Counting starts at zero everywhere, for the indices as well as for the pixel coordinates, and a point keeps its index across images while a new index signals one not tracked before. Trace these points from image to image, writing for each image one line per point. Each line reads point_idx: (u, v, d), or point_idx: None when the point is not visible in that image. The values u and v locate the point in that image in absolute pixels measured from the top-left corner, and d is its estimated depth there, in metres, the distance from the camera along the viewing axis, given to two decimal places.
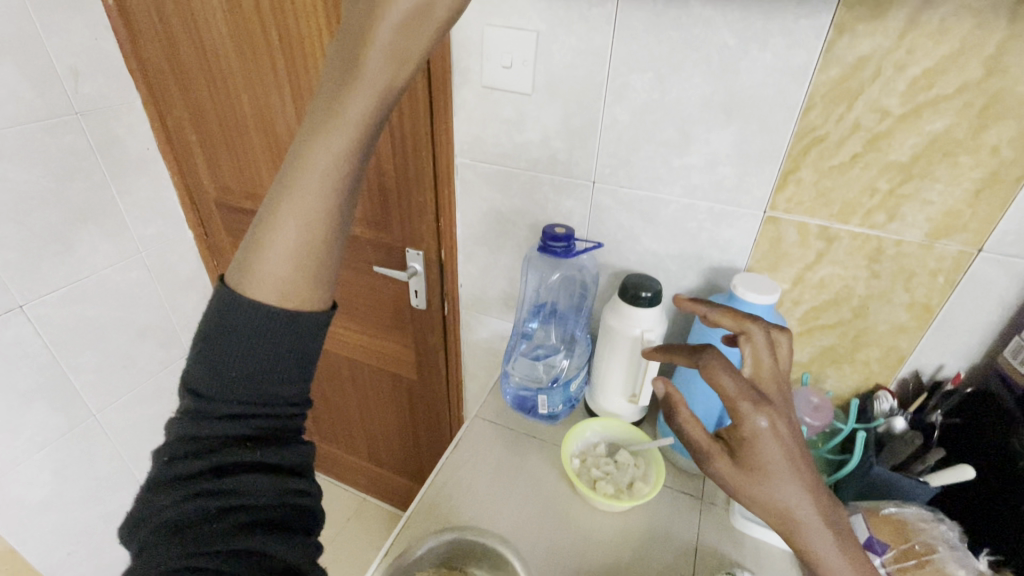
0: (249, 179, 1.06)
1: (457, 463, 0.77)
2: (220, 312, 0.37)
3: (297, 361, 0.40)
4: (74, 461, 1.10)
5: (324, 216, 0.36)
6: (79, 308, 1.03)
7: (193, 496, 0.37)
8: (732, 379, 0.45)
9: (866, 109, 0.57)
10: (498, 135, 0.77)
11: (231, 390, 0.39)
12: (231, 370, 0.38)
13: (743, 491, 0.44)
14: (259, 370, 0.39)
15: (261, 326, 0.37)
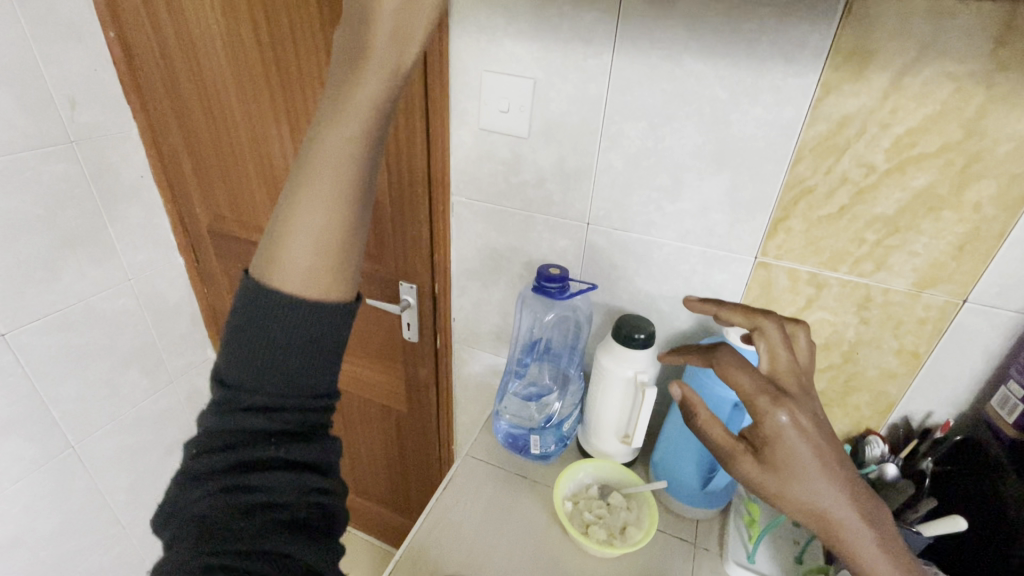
0: (243, 206, 1.06)
1: (447, 506, 0.75)
2: (249, 300, 0.40)
3: (319, 345, 0.42)
4: (49, 495, 1.06)
5: (345, 199, 0.39)
6: (63, 336, 1.01)
7: (226, 483, 0.42)
8: (747, 377, 0.45)
9: (853, 163, 0.59)
10: (495, 176, 0.78)
11: (258, 380, 0.41)
12: (255, 361, 0.41)
13: (775, 488, 0.43)
14: (284, 353, 0.41)
15: (287, 312, 0.40)
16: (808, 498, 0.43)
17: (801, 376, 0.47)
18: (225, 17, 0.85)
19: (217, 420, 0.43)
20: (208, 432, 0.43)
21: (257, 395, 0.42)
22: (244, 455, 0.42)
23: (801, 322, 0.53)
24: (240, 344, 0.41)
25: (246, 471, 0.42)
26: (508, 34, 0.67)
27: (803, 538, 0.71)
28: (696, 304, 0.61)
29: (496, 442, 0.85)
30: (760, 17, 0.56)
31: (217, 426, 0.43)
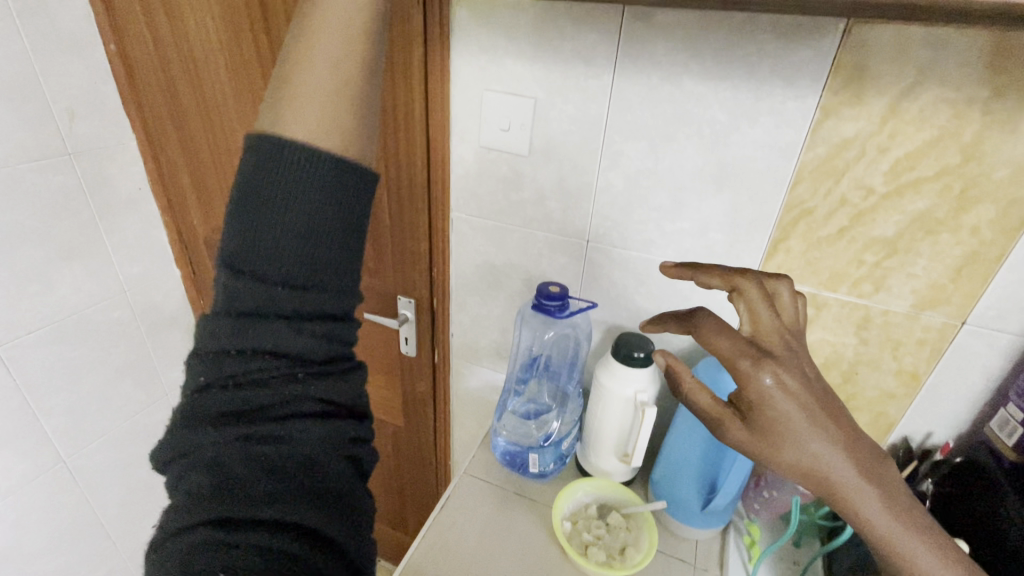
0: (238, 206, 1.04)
1: (445, 524, 0.74)
2: (255, 171, 0.39)
3: (336, 238, 0.41)
4: (38, 511, 1.04)
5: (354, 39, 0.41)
6: (56, 348, 1.00)
7: (241, 434, 0.40)
8: (728, 342, 0.44)
9: (852, 186, 0.59)
10: (495, 193, 0.78)
11: (274, 278, 0.40)
12: (253, 260, 0.40)
13: (764, 454, 0.43)
14: (292, 245, 0.40)
15: (301, 190, 0.39)
16: (802, 456, 0.42)
17: (785, 333, 0.44)
18: (227, 31, 0.85)
19: (226, 361, 0.41)
20: (214, 373, 0.42)
21: (264, 329, 0.41)
22: (258, 402, 0.41)
23: (783, 276, 0.49)
24: (237, 239, 0.40)
25: (262, 422, 0.41)
26: (509, 54, 0.68)
27: (804, 559, 0.70)
28: (671, 270, 0.54)
29: (494, 460, 0.85)
30: (759, 41, 0.56)
31: (226, 366, 0.41)
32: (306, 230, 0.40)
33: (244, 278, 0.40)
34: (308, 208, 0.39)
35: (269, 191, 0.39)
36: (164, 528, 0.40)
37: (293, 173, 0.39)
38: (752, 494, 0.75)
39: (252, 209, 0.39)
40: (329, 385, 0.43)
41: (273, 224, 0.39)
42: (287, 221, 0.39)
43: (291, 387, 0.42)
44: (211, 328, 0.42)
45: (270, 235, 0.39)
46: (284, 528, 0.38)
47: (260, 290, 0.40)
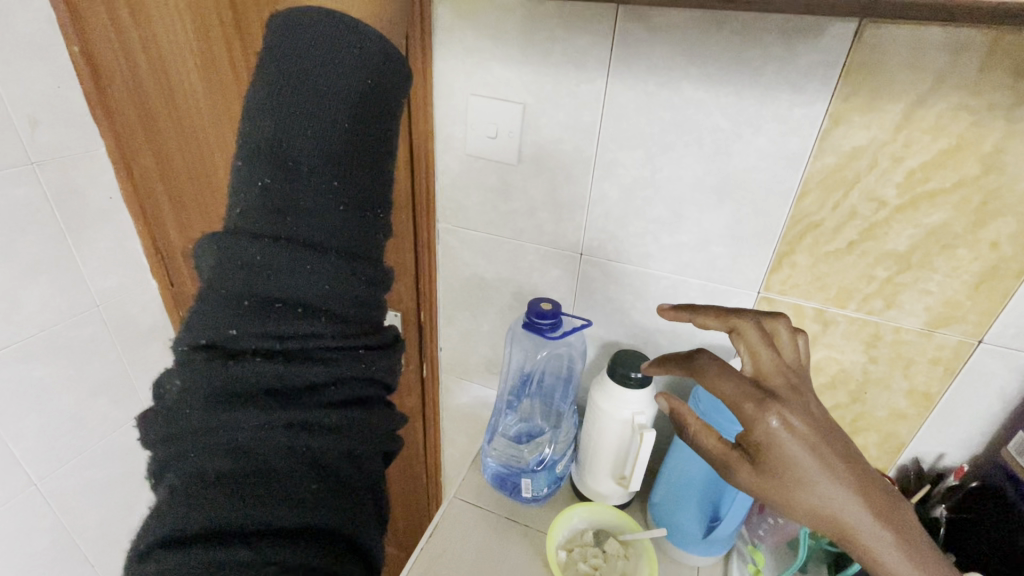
0: (210, 203, 0.99)
1: (436, 553, 0.71)
2: (293, 80, 0.37)
3: (361, 187, 0.39)
4: (9, 538, 0.99)
5: None
6: (24, 368, 0.95)
7: (286, 419, 0.38)
8: (727, 385, 0.42)
9: (863, 198, 0.56)
10: (483, 204, 0.74)
11: (301, 227, 0.38)
12: (291, 202, 0.37)
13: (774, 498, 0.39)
14: (320, 174, 0.37)
15: (326, 115, 0.37)
16: (817, 505, 0.38)
17: (788, 373, 0.42)
18: (197, 30, 0.80)
19: (269, 321, 0.38)
20: (254, 332, 0.38)
21: (313, 279, 0.38)
22: (305, 380, 0.39)
23: (781, 315, 0.47)
24: (269, 129, 0.37)
25: (309, 409, 0.39)
26: (496, 57, 0.63)
27: None
28: (670, 313, 0.52)
29: (485, 483, 0.81)
30: (765, 44, 0.52)
31: (266, 326, 0.38)
32: (354, 142, 0.38)
33: (289, 203, 0.37)
34: (361, 110, 0.38)
35: (321, 97, 0.37)
36: (173, 510, 0.36)
37: (344, 51, 0.37)
38: (756, 519, 0.72)
39: (298, 116, 0.37)
40: (378, 370, 0.43)
41: (317, 132, 0.37)
42: (331, 124, 0.37)
43: (346, 369, 0.41)
44: (242, 267, 0.37)
45: (320, 147, 0.37)
46: (324, 529, 0.38)
47: (303, 213, 0.37)
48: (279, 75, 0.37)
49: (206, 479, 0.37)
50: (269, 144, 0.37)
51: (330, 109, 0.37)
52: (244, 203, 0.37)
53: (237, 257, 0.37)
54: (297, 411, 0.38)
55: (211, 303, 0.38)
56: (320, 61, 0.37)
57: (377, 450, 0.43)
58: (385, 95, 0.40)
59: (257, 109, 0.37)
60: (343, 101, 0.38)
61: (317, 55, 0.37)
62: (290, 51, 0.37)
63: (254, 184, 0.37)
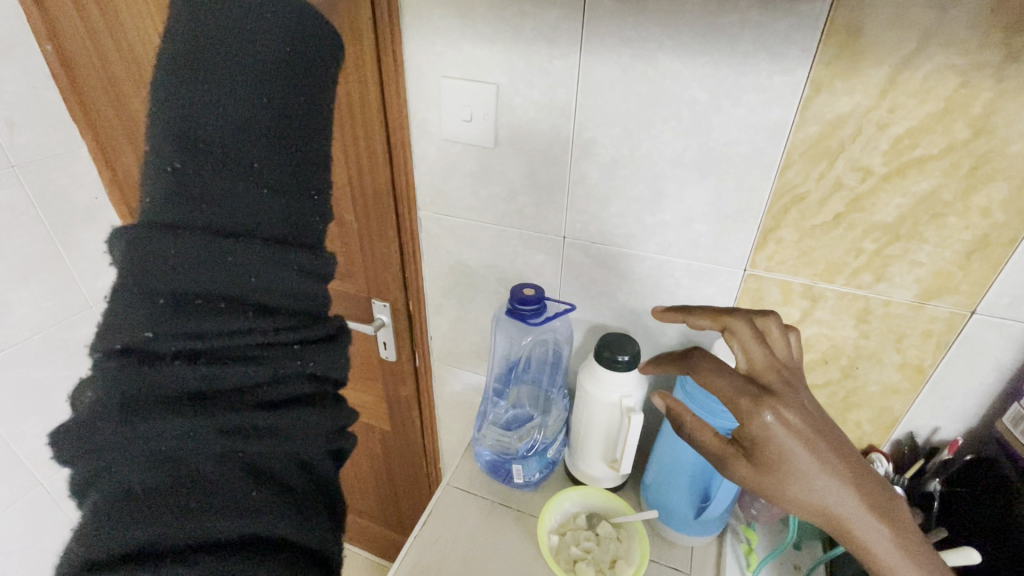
0: None
1: (430, 541, 0.71)
2: (197, 48, 0.33)
3: (281, 168, 0.39)
4: (18, 535, 1.01)
5: None
6: (20, 370, 0.95)
7: (218, 425, 0.36)
8: (722, 381, 0.42)
9: (848, 167, 0.53)
10: (462, 189, 0.72)
11: (213, 210, 0.35)
12: (207, 187, 0.35)
13: (770, 494, 0.38)
14: (236, 156, 0.36)
15: (238, 84, 0.35)
16: (815, 501, 0.37)
17: (780, 367, 0.42)
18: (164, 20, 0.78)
19: (191, 321, 0.36)
20: (176, 333, 0.35)
21: (239, 273, 0.37)
22: (239, 382, 0.38)
23: (772, 313, 0.46)
24: (175, 102, 0.33)
25: (244, 414, 0.38)
26: (465, 36, 0.61)
27: (806, 564, 0.67)
28: (664, 315, 0.55)
29: (479, 470, 0.81)
30: (741, 10, 0.50)
31: (189, 328, 0.36)
32: (275, 121, 0.37)
33: (205, 190, 0.35)
34: (292, 88, 0.37)
35: (235, 64, 0.34)
36: (96, 531, 0.34)
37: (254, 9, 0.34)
38: (748, 499, 0.71)
39: (211, 93, 0.34)
40: (318, 366, 0.44)
41: (235, 112, 0.35)
42: (255, 102, 0.36)
43: (281, 367, 0.40)
44: (155, 262, 0.35)
45: (239, 126, 0.36)
46: (271, 534, 0.38)
47: (221, 199, 0.36)
48: (188, 43, 0.33)
49: (133, 492, 0.35)
50: (180, 124, 0.34)
51: (245, 79, 0.35)
52: (149, 187, 0.34)
53: (150, 252, 0.34)
54: (232, 414, 0.37)
55: (121, 303, 0.35)
56: (236, 34, 0.34)
57: (321, 447, 0.44)
58: (309, 71, 0.38)
59: (162, 81, 0.33)
60: (267, 78, 0.36)
61: (236, 25, 0.34)
62: (197, 11, 0.33)
63: (164, 166, 0.34)
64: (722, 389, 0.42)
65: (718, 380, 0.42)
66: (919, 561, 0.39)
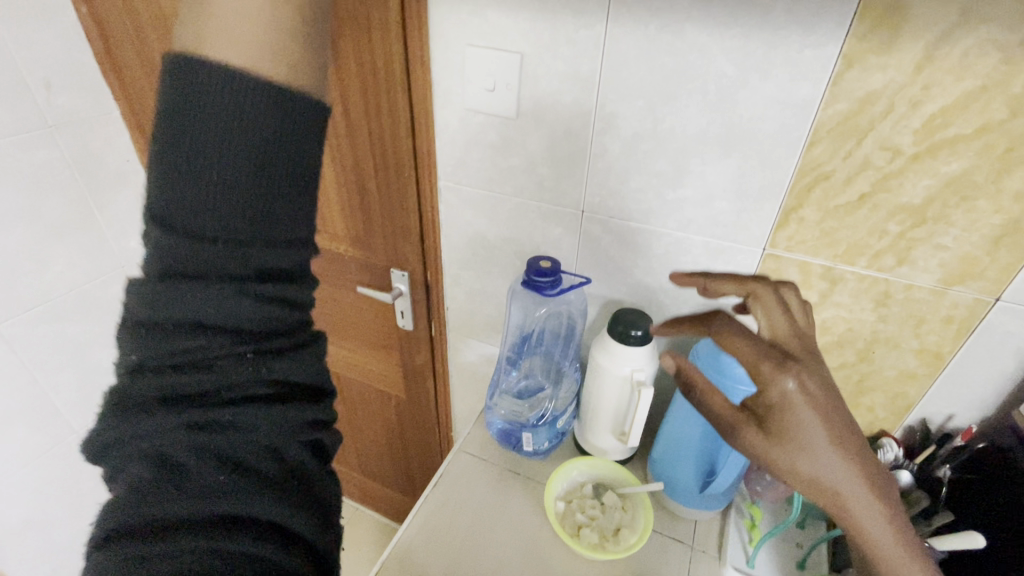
0: None
1: (441, 503, 0.73)
2: (174, 118, 0.32)
3: (268, 217, 0.35)
4: (58, 478, 1.08)
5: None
6: (58, 324, 1.00)
7: (181, 422, 0.36)
8: (745, 344, 0.41)
9: (876, 146, 0.52)
10: (483, 160, 0.72)
11: (192, 254, 0.34)
12: (185, 228, 0.34)
13: (778, 463, 0.39)
14: (219, 208, 0.34)
15: (222, 155, 0.33)
16: (820, 476, 0.38)
17: (800, 336, 0.42)
18: None
19: (171, 338, 0.36)
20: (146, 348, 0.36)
21: (209, 300, 0.35)
22: (201, 383, 0.37)
23: (792, 285, 0.48)
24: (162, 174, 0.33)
25: (205, 411, 0.37)
26: (491, 4, 0.61)
27: (808, 542, 0.69)
28: (683, 279, 0.55)
29: (490, 437, 0.83)
30: None
31: (159, 344, 0.36)
32: (262, 183, 0.34)
33: (195, 255, 0.34)
34: (272, 135, 0.34)
35: (217, 144, 0.32)
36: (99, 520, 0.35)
37: (241, 105, 0.32)
38: (754, 477, 0.73)
39: (193, 171, 0.33)
40: (287, 368, 0.40)
41: (222, 177, 0.33)
42: (237, 148, 0.33)
43: (240, 368, 0.38)
44: (144, 300, 0.35)
45: (220, 192, 0.33)
46: (238, 518, 0.36)
47: (207, 255, 0.34)
48: (175, 116, 0.32)
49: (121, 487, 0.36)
50: (168, 190, 0.33)
51: (225, 150, 0.33)
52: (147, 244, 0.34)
53: (141, 295, 0.35)
54: (214, 404, 0.37)
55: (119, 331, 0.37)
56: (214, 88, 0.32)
57: (302, 439, 0.41)
58: (287, 119, 0.34)
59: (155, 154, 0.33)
60: (237, 124, 0.32)
61: (208, 81, 0.32)
62: (183, 97, 0.32)
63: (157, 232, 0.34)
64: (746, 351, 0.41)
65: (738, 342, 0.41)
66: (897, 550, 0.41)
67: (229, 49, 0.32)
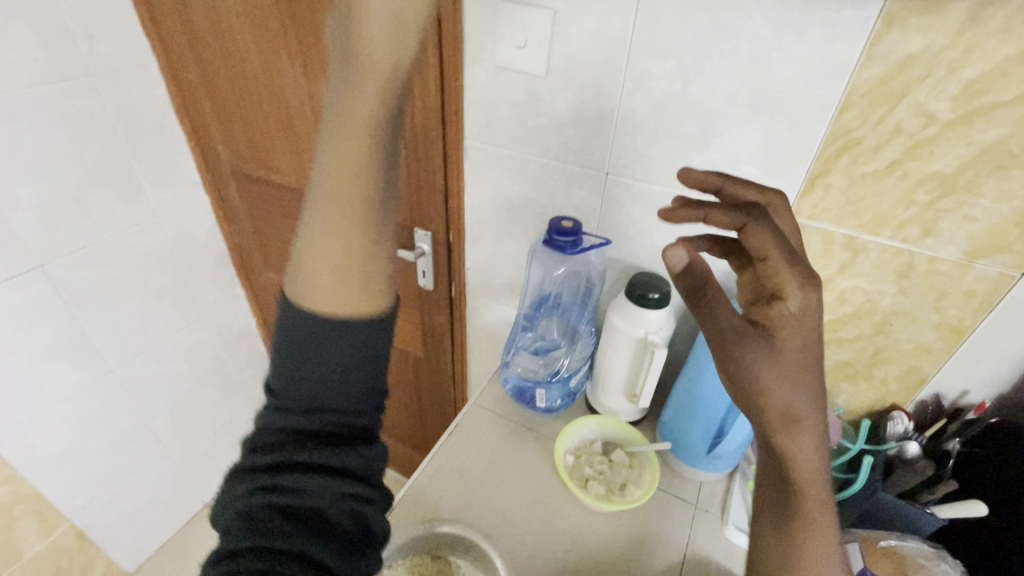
0: (253, 127, 1.02)
1: (455, 450, 0.76)
2: (287, 331, 0.41)
3: (358, 385, 0.42)
4: (96, 414, 1.15)
5: (362, 198, 0.39)
6: (97, 268, 1.05)
7: (263, 483, 0.38)
8: (775, 245, 0.43)
9: (910, 112, 0.52)
10: (510, 119, 0.73)
11: (301, 404, 0.41)
12: (299, 398, 0.41)
13: (764, 369, 0.44)
14: (324, 378, 0.41)
15: (320, 342, 0.40)
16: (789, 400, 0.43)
17: None
18: None
19: (278, 424, 0.41)
20: (262, 434, 0.41)
21: (312, 389, 0.41)
22: (287, 454, 0.40)
23: None
24: (281, 364, 0.41)
25: (282, 475, 0.39)
26: None
27: None
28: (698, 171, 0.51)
29: (504, 394, 0.86)
30: None
31: (270, 429, 0.41)
32: (357, 353, 0.41)
33: (302, 405, 0.41)
34: (358, 346, 0.41)
35: (317, 339, 0.40)
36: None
37: (332, 326, 0.40)
38: None
39: (302, 358, 0.41)
40: (356, 445, 0.42)
41: (325, 366, 0.41)
42: (332, 351, 0.40)
43: (317, 441, 0.40)
44: (267, 409, 0.42)
45: (323, 370, 0.41)
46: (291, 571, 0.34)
47: (310, 405, 0.41)
48: (290, 321, 0.41)
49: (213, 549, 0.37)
50: (287, 375, 0.41)
51: (325, 338, 0.40)
52: (268, 410, 0.42)
53: (265, 408, 0.42)
54: (297, 456, 0.39)
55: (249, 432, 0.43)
56: (315, 331, 0.40)
57: (356, 512, 0.40)
58: (367, 330, 0.41)
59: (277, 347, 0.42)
60: (339, 330, 0.40)
61: (315, 318, 0.40)
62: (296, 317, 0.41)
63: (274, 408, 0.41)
64: (758, 241, 0.44)
65: (758, 219, 0.44)
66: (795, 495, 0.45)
67: (322, 298, 0.40)
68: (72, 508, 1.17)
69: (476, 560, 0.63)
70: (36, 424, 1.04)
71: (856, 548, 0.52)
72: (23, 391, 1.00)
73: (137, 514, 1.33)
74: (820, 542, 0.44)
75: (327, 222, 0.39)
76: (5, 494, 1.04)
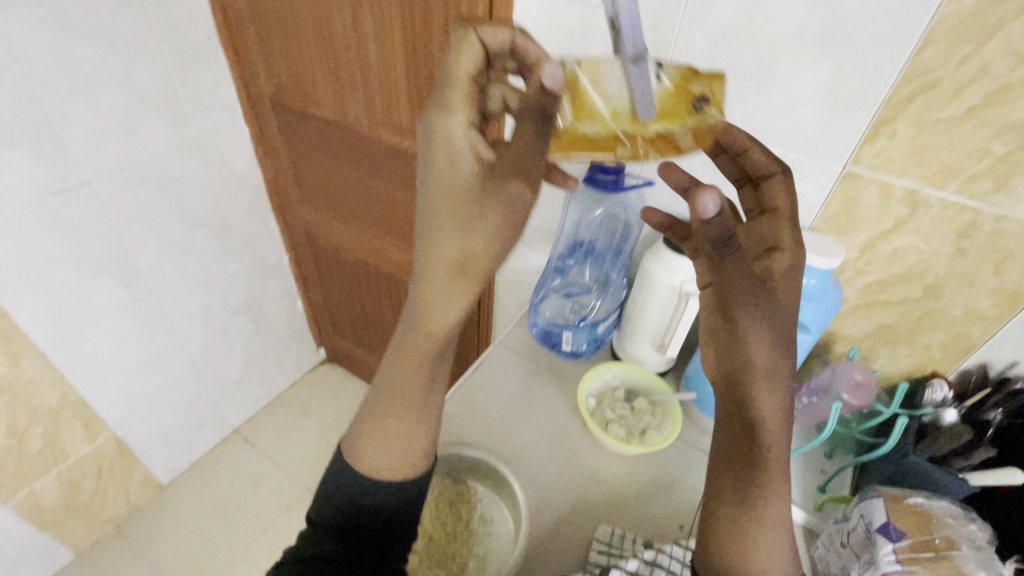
0: (294, 56, 1.00)
1: (480, 382, 0.77)
2: (343, 477, 0.51)
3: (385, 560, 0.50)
4: (137, 333, 1.20)
5: (417, 375, 0.49)
6: (141, 190, 1.08)
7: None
8: (784, 199, 0.51)
9: (999, 52, 0.48)
10: (559, 52, 0.70)
11: (342, 526, 0.50)
12: (343, 519, 0.50)
13: (746, 325, 0.46)
14: (366, 508, 0.50)
15: (368, 491, 0.50)
16: (759, 354, 0.46)
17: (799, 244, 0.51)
18: None
19: (323, 532, 0.50)
20: (307, 540, 0.50)
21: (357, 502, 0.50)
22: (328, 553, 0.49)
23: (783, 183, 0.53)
24: (332, 492, 0.51)
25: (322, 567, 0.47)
26: None
27: (831, 468, 0.70)
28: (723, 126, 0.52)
29: (529, 337, 0.86)
30: None
31: (316, 535, 0.50)
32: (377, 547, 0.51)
33: (343, 526, 0.50)
34: (396, 496, 0.51)
35: (366, 489, 0.50)
36: None
37: (379, 480, 0.50)
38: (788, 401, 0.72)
39: (352, 492, 0.50)
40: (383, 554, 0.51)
41: (367, 520, 0.50)
42: (383, 497, 0.50)
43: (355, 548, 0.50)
44: (314, 524, 0.51)
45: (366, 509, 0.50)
46: None
47: (350, 530, 0.50)
48: (345, 471, 0.51)
49: None
50: (337, 501, 0.51)
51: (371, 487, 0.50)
52: (315, 523, 0.51)
53: (313, 523, 0.51)
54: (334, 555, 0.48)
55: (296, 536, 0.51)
56: (369, 484, 0.50)
57: None
58: (406, 483, 0.51)
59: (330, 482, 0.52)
60: (384, 487, 0.50)
61: (367, 478, 0.50)
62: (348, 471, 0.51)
63: (319, 532, 0.50)
64: (778, 194, 0.52)
65: (784, 175, 0.52)
66: (760, 464, 0.46)
67: (379, 455, 0.50)
68: (114, 419, 1.25)
69: (495, 486, 0.67)
70: (83, 336, 1.10)
71: (877, 502, 0.53)
72: (70, 303, 1.05)
73: (173, 431, 1.41)
74: (774, 517, 0.45)
75: (387, 403, 0.50)
76: (54, 397, 1.11)
